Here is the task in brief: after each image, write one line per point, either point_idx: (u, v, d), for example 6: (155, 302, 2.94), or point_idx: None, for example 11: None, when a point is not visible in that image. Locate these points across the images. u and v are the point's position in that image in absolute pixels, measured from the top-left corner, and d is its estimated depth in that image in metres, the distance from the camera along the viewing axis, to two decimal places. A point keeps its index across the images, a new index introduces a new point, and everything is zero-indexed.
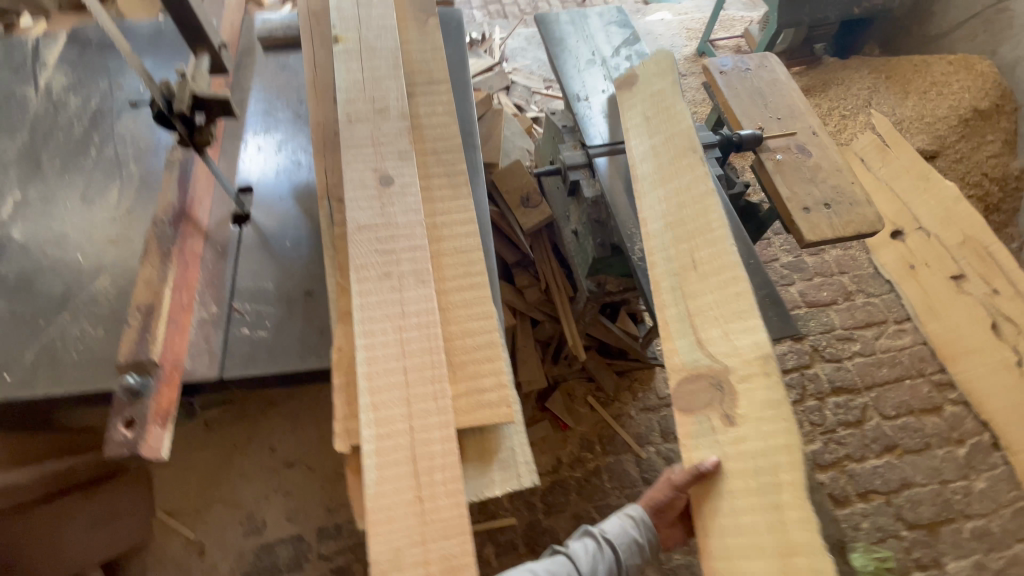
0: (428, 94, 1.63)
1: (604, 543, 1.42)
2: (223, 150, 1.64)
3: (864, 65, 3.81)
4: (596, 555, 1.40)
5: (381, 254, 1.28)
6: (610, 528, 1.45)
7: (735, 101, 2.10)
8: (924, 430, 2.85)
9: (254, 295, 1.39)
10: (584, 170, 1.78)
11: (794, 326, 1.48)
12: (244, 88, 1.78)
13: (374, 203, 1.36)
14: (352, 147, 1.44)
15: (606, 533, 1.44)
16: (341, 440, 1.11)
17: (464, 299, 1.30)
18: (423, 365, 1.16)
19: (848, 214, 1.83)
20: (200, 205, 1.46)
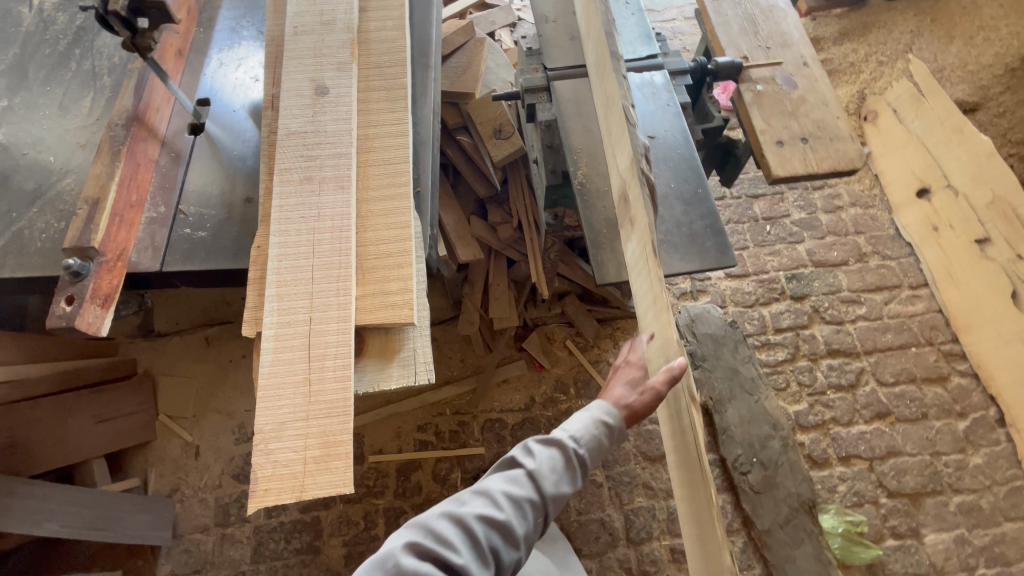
0: (381, 9, 1.61)
1: (572, 453, 1.27)
2: (186, 64, 1.69)
3: (911, 6, 3.43)
4: (564, 467, 1.26)
5: (307, 160, 1.33)
6: (577, 433, 1.29)
7: (723, 29, 1.96)
8: (923, 400, 2.71)
9: (200, 199, 1.48)
10: (542, 95, 1.74)
11: (731, 258, 1.43)
12: (213, 6, 1.81)
13: (307, 111, 1.39)
14: (294, 58, 1.47)
15: (574, 444, 1.27)
16: (249, 326, 1.19)
17: (384, 208, 1.33)
18: (331, 264, 1.21)
19: (826, 151, 1.71)
20: (156, 112, 1.52)
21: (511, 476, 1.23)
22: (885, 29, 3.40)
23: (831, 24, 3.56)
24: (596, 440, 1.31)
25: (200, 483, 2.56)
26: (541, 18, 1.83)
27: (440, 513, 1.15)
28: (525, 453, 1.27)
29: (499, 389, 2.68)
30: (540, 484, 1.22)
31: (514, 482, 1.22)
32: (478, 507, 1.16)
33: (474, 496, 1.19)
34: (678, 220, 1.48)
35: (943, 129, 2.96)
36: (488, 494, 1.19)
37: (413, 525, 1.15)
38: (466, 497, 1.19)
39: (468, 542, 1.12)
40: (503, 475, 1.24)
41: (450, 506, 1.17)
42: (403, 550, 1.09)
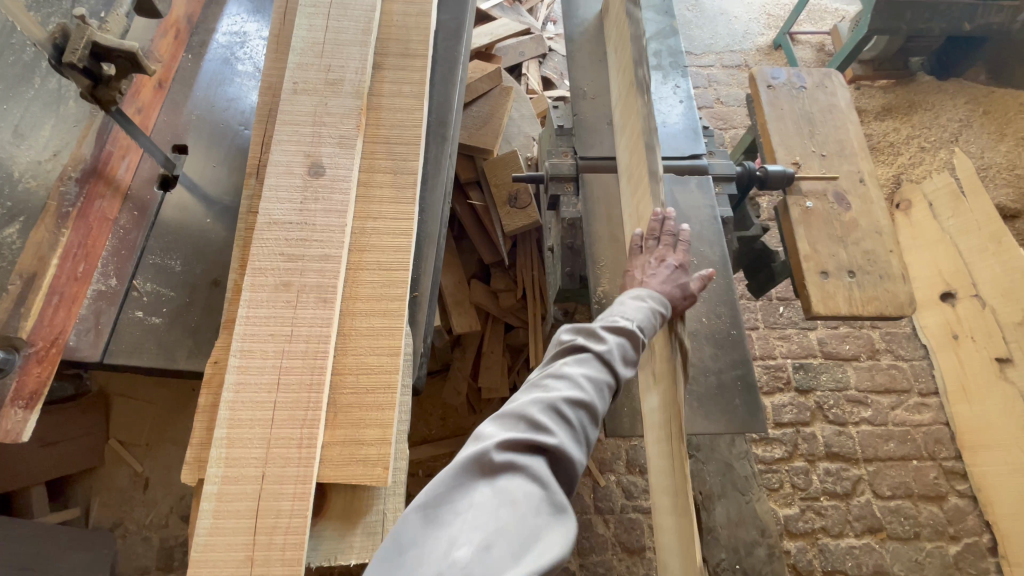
0: (398, 69, 1.40)
1: (640, 341, 1.05)
2: (166, 96, 1.47)
3: (965, 91, 3.27)
4: (636, 354, 1.04)
5: (287, 260, 1.12)
6: (642, 321, 1.08)
7: (777, 124, 1.77)
8: (918, 519, 2.59)
9: (158, 274, 1.27)
10: (569, 184, 1.54)
11: (761, 423, 1.25)
12: (208, 28, 1.59)
13: (296, 195, 1.18)
14: (287, 122, 1.25)
15: (641, 329, 1.05)
16: (189, 470, 0.99)
17: (371, 326, 1.13)
18: (296, 402, 1.01)
19: (874, 290, 1.54)
20: (120, 158, 1.30)
21: (583, 359, 0.98)
22: (932, 112, 3.24)
23: (874, 96, 3.39)
24: (656, 329, 1.10)
25: (147, 519, 2.39)
26: (577, 93, 1.63)
27: (524, 404, 0.87)
28: (592, 336, 1.02)
29: None
30: (614, 367, 1.00)
31: (590, 364, 0.97)
32: (564, 391, 0.90)
33: (552, 381, 0.93)
34: (706, 366, 1.30)
35: (979, 236, 2.79)
36: (567, 378, 0.93)
37: (495, 419, 0.86)
38: (547, 383, 0.93)
39: (561, 425, 0.86)
40: (575, 359, 0.98)
41: (531, 396, 0.89)
42: (502, 440, 0.80)
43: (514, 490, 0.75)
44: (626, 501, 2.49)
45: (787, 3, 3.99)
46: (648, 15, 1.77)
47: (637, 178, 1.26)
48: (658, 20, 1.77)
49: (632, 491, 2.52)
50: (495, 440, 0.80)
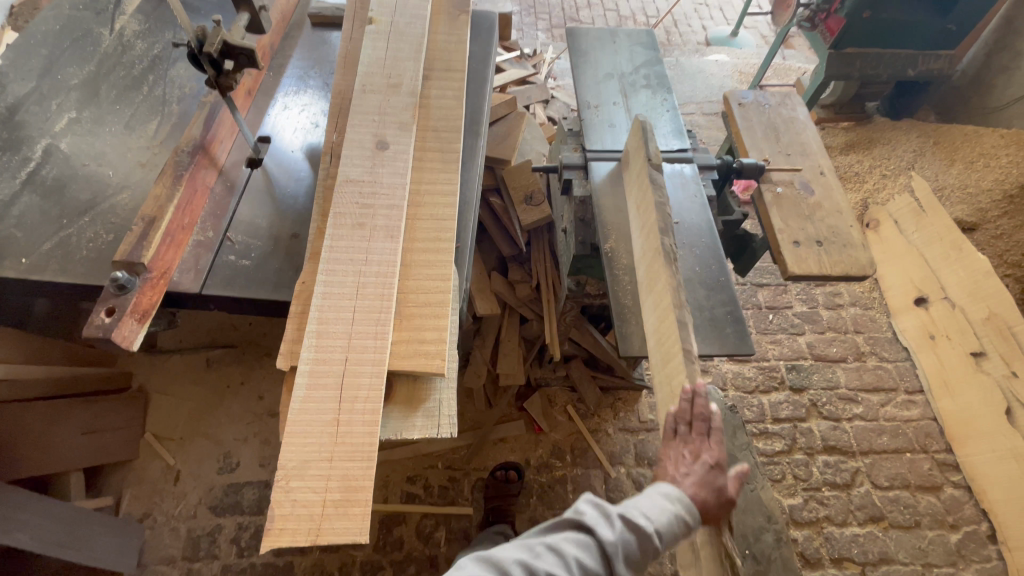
0: (442, 79, 1.77)
1: (651, 543, 1.15)
2: (252, 103, 1.83)
3: (915, 128, 3.69)
4: (639, 554, 1.15)
5: (361, 207, 1.40)
6: (659, 525, 1.17)
7: (748, 132, 2.14)
8: (917, 508, 2.68)
9: (247, 229, 1.54)
10: (579, 171, 1.87)
11: (749, 347, 1.48)
12: (285, 56, 1.98)
13: (367, 162, 1.49)
14: (358, 111, 1.59)
15: (657, 535, 1.15)
16: (283, 359, 1.22)
17: (426, 259, 1.39)
18: (371, 307, 1.25)
19: (840, 255, 1.82)
20: (220, 142, 1.62)
21: (584, 543, 1.15)
22: (889, 146, 3.66)
23: (837, 135, 3.83)
24: (675, 537, 1.18)
25: (174, 510, 2.47)
26: (583, 103, 2.01)
27: (510, 559, 1.14)
28: (606, 521, 1.18)
29: (495, 448, 2.65)
30: (611, 562, 1.13)
31: (586, 550, 1.14)
32: (550, 566, 1.12)
33: (547, 551, 1.15)
34: (700, 304, 1.55)
35: (942, 244, 3.10)
36: (560, 554, 1.13)
37: (480, 559, 1.16)
38: (540, 551, 1.15)
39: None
40: (583, 538, 1.17)
41: (520, 555, 1.15)
42: None
43: None
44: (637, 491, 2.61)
45: (756, 63, 4.61)
46: (637, 49, 2.21)
47: None
48: (645, 52, 2.20)
49: (642, 483, 2.62)
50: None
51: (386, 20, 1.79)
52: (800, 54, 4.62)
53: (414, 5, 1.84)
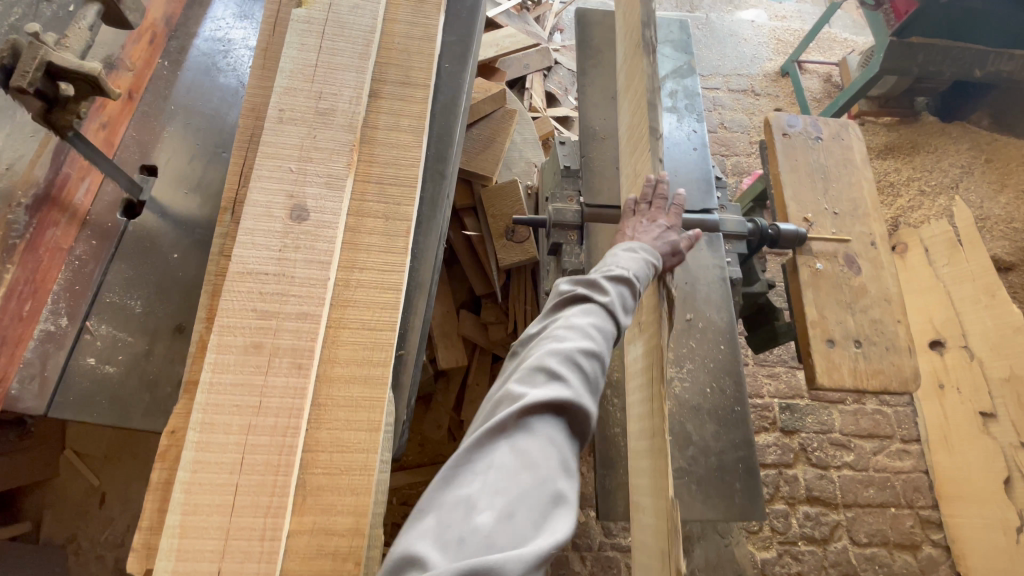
0: (396, 98, 1.29)
1: (639, 289, 0.98)
2: (136, 108, 1.33)
3: (966, 135, 3.25)
4: (635, 303, 0.95)
5: (260, 318, 1.01)
6: (638, 271, 1.00)
7: (790, 175, 1.70)
8: (892, 567, 2.59)
9: (113, 314, 1.14)
10: (573, 231, 1.45)
11: (759, 512, 1.19)
12: (189, 33, 1.44)
13: (275, 242, 1.06)
14: (270, 154, 1.13)
15: (640, 278, 0.98)
16: (134, 558, 0.89)
17: (349, 396, 1.02)
18: (260, 487, 0.91)
19: (879, 362, 1.49)
20: (78, 181, 1.17)
21: (590, 309, 0.87)
22: (934, 155, 3.23)
23: (878, 134, 3.41)
24: (651, 280, 1.04)
25: (101, 536, 2.23)
26: (588, 133, 1.55)
27: (533, 358, 0.77)
28: (594, 289, 0.92)
29: None
30: (620, 317, 0.90)
31: (596, 319, 0.87)
32: (577, 342, 0.80)
33: (562, 332, 0.82)
34: (706, 445, 1.22)
35: (974, 286, 2.72)
36: (577, 329, 0.83)
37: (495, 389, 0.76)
38: (557, 333, 0.82)
39: (580, 379, 0.77)
40: (584, 304, 0.89)
41: (541, 348, 0.79)
42: (520, 404, 0.69)
43: (541, 431, 0.68)
44: (605, 539, 2.44)
45: (797, 28, 3.94)
46: (665, 51, 1.70)
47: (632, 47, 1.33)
48: (675, 56, 1.69)
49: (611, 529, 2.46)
50: (510, 406, 0.69)
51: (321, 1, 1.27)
52: (846, 18, 3.99)
53: None
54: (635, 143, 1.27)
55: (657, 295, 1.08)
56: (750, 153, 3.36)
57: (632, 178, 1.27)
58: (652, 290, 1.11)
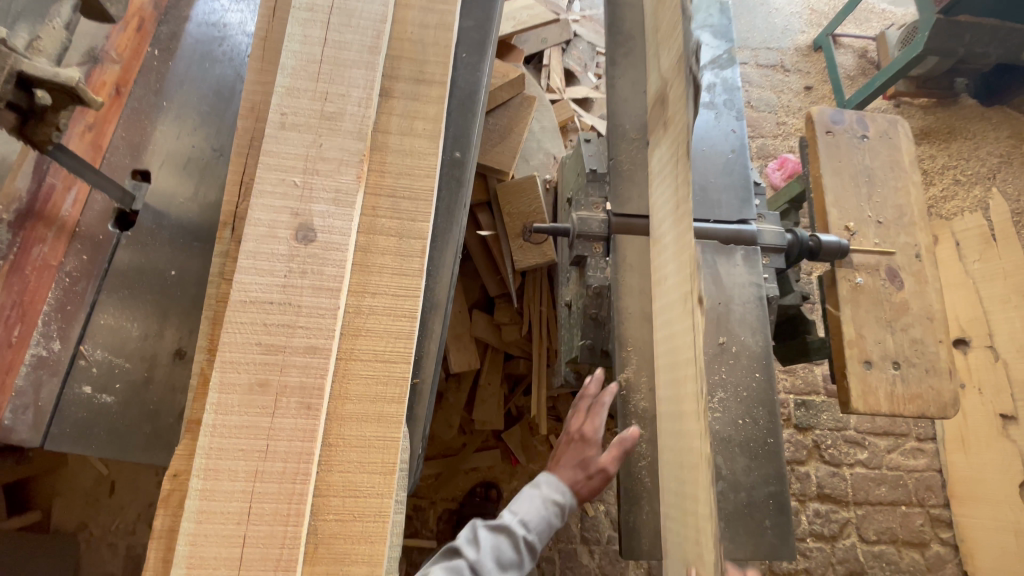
0: (410, 98, 1.17)
1: (518, 550, 1.24)
2: (126, 104, 1.21)
3: (1006, 122, 3.09)
4: (511, 556, 1.23)
5: (266, 353, 0.93)
6: (529, 519, 1.27)
7: (833, 178, 1.58)
8: (899, 565, 2.59)
9: (110, 339, 1.09)
10: (598, 243, 1.36)
11: (790, 552, 1.14)
12: (180, 16, 1.32)
13: (280, 266, 0.97)
14: (272, 166, 1.02)
15: (525, 529, 1.25)
16: None
17: (362, 436, 0.95)
18: (269, 539, 0.86)
19: (918, 385, 1.41)
20: (64, 192, 1.09)
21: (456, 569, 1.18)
22: (971, 142, 3.07)
23: (914, 116, 3.23)
24: (544, 532, 1.28)
25: (113, 525, 2.23)
26: (617, 131, 1.41)
27: None
28: (473, 540, 1.24)
29: (465, 478, 2.35)
30: None
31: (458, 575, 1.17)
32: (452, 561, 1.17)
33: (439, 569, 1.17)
34: (736, 480, 1.16)
35: (1004, 283, 2.61)
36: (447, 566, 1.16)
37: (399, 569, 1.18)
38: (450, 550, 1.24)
39: None
40: (452, 562, 1.19)
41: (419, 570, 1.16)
42: None
43: None
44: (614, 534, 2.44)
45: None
46: (703, 38, 1.55)
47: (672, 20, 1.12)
48: (714, 44, 1.54)
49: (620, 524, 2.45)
50: None
51: None
52: None
53: None
54: (670, 144, 1.10)
55: (681, 69, 1.07)
56: (777, 135, 3.18)
57: (666, 186, 1.11)
58: (677, 61, 1.10)
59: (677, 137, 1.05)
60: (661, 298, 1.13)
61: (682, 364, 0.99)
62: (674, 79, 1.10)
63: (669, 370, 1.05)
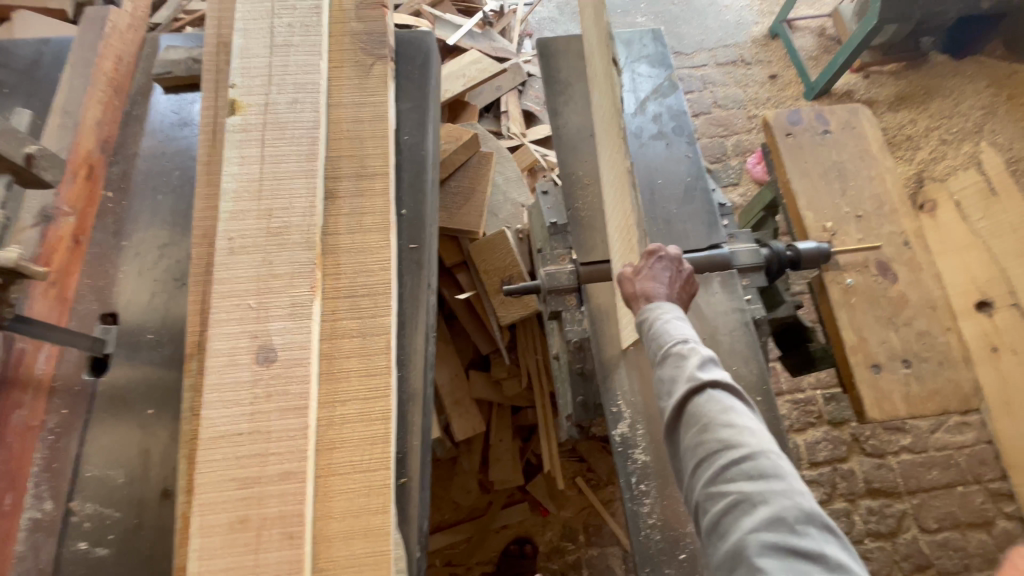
0: (355, 195, 1.18)
1: None
2: (88, 251, 1.28)
3: (980, 73, 3.02)
4: None
5: (241, 486, 0.92)
6: None
7: (802, 179, 1.54)
8: (969, 552, 2.43)
9: (99, 490, 1.10)
10: (571, 294, 1.33)
11: None
12: (130, 154, 1.40)
13: (244, 393, 0.96)
14: (225, 293, 1.01)
15: None
16: None
17: (351, 554, 0.94)
18: None
19: (933, 380, 1.34)
20: (36, 351, 1.15)
21: None
22: (949, 99, 3.01)
23: (885, 84, 3.18)
24: None
25: None
26: (570, 178, 1.41)
27: None
28: None
29: (498, 537, 2.23)
30: None
31: None
32: None
33: None
34: None
35: None
36: None
37: None
38: None
39: None
40: None
41: None
42: None
43: None
44: None
45: None
46: (641, 70, 1.55)
47: (598, 55, 1.19)
48: (653, 74, 1.55)
49: None
50: None
51: (257, 102, 1.15)
52: None
53: (299, 67, 1.18)
54: (613, 159, 1.20)
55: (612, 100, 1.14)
56: (750, 129, 3.14)
57: (616, 192, 1.21)
58: (607, 96, 1.18)
59: (614, 147, 1.18)
60: (601, 135, 1.28)
61: (619, 188, 1.19)
62: (605, 102, 1.20)
63: (617, 242, 1.25)
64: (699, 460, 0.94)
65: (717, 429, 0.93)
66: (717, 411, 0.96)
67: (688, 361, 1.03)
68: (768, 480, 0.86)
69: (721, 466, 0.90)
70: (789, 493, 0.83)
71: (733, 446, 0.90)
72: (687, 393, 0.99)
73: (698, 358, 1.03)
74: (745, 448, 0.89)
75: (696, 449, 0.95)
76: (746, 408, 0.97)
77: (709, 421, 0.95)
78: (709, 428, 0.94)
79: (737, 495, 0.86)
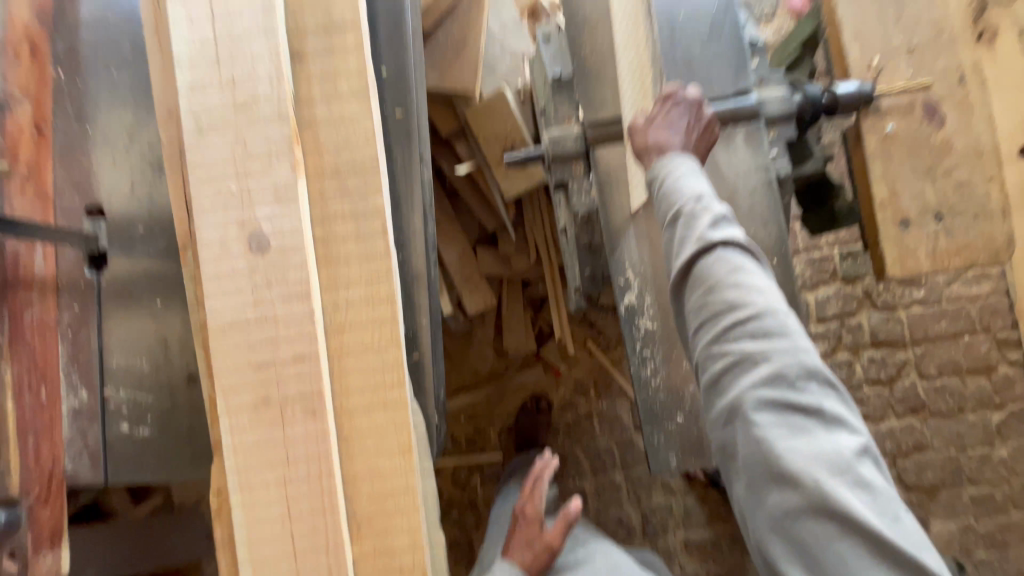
0: (325, 56, 1.02)
1: None
2: (52, 142, 1.17)
3: None
4: None
5: (257, 370, 0.94)
6: None
7: (852, 4, 1.30)
8: (963, 393, 2.56)
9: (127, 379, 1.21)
10: (578, 161, 1.25)
11: None
12: (70, 23, 1.23)
13: (243, 283, 0.94)
14: (202, 179, 0.93)
15: None
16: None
17: (373, 423, 1.00)
18: (315, 532, 0.94)
19: (966, 234, 1.26)
20: (31, 252, 1.10)
21: None
22: None
23: None
24: None
25: None
26: (576, 18, 1.20)
27: None
28: None
29: (514, 397, 2.40)
30: None
31: None
32: None
33: None
34: None
35: None
36: None
37: None
38: None
39: None
40: None
41: None
42: None
43: None
44: None
45: None
46: None
47: None
48: None
49: None
50: None
51: None
52: None
53: None
54: None
55: None
56: None
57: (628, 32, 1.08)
58: None
59: None
60: None
61: None
62: None
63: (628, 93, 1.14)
64: (705, 321, 0.98)
65: (724, 290, 0.95)
66: (726, 272, 0.96)
67: (698, 220, 0.99)
68: (773, 339, 0.92)
69: (726, 327, 0.95)
70: (791, 352, 0.91)
71: (740, 307, 0.93)
72: (695, 254, 0.98)
73: (710, 216, 0.99)
74: (751, 308, 0.93)
75: (700, 309, 0.98)
76: (754, 265, 0.98)
77: (717, 283, 0.96)
78: (717, 289, 0.96)
79: (741, 354, 0.92)
